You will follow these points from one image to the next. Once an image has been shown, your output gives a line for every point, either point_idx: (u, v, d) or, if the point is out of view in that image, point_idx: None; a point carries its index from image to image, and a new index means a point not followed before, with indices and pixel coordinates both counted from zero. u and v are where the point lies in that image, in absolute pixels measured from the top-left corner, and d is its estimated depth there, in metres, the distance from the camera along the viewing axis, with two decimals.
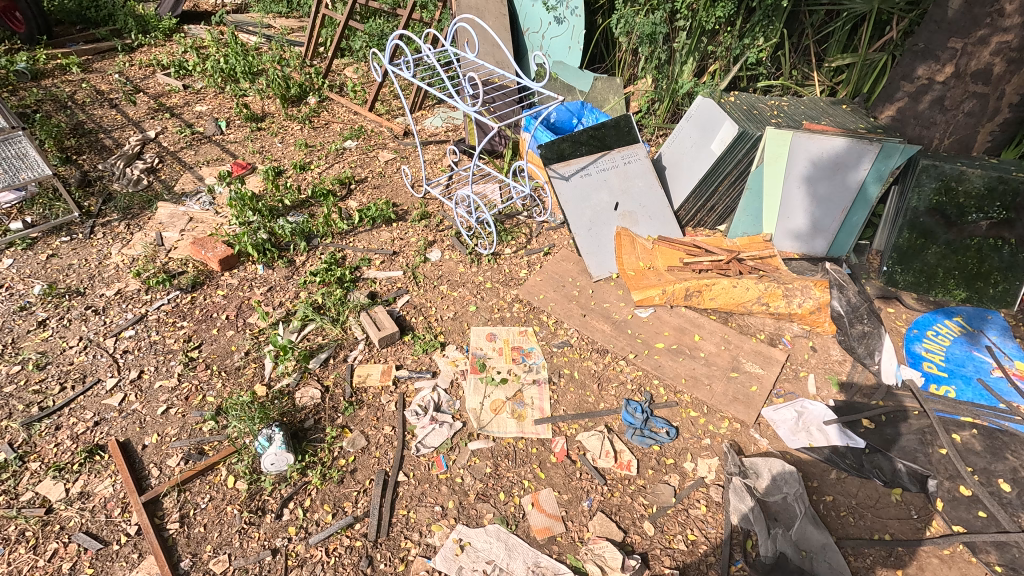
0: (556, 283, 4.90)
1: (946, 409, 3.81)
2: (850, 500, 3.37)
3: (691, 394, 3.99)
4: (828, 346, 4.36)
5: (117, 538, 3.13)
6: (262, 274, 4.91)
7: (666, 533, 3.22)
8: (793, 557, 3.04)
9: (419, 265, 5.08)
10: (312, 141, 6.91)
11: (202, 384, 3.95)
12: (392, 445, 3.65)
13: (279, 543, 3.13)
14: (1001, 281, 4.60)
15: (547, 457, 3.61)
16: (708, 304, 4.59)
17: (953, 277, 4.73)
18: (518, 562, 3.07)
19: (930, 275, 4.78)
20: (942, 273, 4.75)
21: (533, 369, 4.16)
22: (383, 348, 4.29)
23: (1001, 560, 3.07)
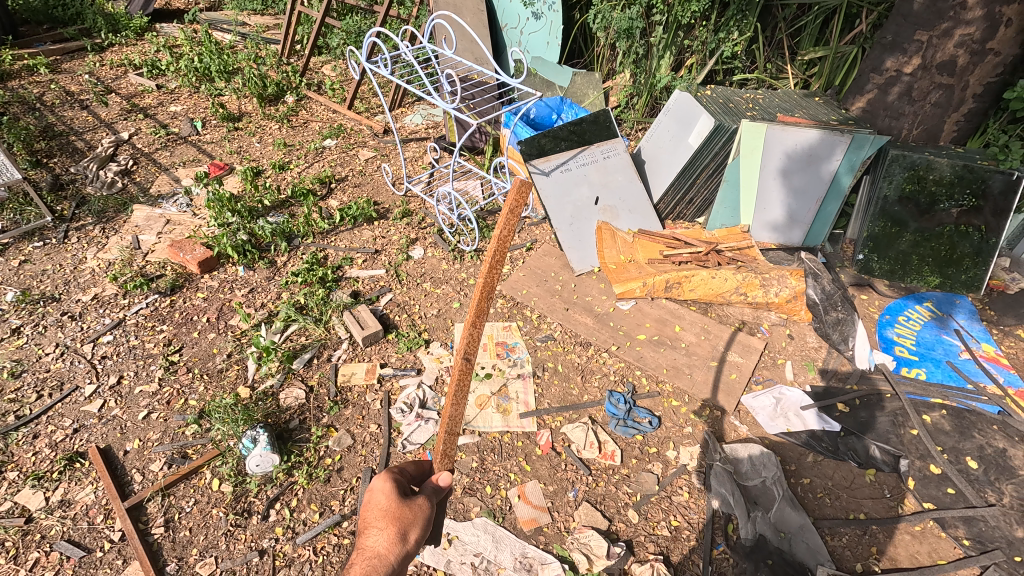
0: (539, 278, 4.95)
1: (917, 391, 3.92)
2: (826, 482, 3.48)
3: (673, 383, 4.07)
4: (804, 333, 4.47)
5: (100, 545, 3.10)
6: (243, 276, 4.87)
7: (650, 520, 3.29)
8: (771, 538, 3.12)
9: (402, 263, 5.09)
10: (291, 140, 6.84)
11: (184, 388, 3.92)
12: (379, 442, 3.66)
13: (266, 544, 3.13)
14: (969, 266, 4.74)
15: (533, 450, 3.66)
16: (688, 295, 4.67)
17: (925, 263, 4.86)
18: (505, 553, 3.12)
19: (903, 262, 4.90)
20: (916, 260, 4.87)
21: (517, 364, 4.20)
22: (367, 346, 4.29)
23: (968, 534, 3.20)
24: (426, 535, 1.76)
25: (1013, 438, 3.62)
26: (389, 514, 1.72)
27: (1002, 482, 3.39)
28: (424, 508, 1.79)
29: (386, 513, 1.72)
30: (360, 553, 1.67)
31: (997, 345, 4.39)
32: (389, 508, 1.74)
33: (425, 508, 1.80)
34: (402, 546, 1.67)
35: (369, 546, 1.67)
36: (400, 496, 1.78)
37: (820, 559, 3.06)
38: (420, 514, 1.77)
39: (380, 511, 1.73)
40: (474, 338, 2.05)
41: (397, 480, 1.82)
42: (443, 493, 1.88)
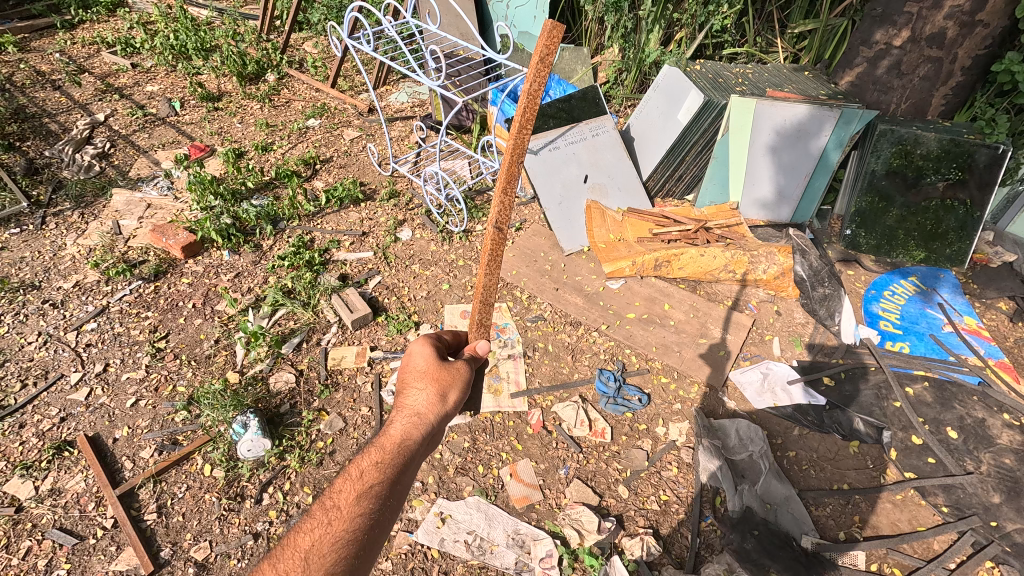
0: (528, 258, 4.92)
1: (901, 363, 3.99)
2: (811, 454, 3.55)
3: (662, 361, 4.11)
4: (792, 309, 4.50)
5: (93, 532, 3.10)
6: (228, 260, 4.80)
7: (640, 495, 3.35)
8: (758, 510, 3.19)
9: (390, 245, 5.03)
10: (273, 120, 6.67)
11: (172, 374, 3.89)
12: (371, 424, 3.67)
13: (261, 527, 3.15)
14: (954, 241, 4.81)
15: (524, 429, 3.69)
16: (676, 274, 4.68)
17: (912, 237, 4.89)
18: (498, 530, 3.17)
19: (890, 237, 4.93)
20: (902, 235, 4.91)
21: (507, 344, 4.20)
22: (357, 329, 4.27)
23: (947, 501, 3.30)
24: (463, 397, 1.90)
25: (992, 408, 3.71)
26: (428, 377, 1.85)
27: (981, 451, 3.48)
28: (462, 371, 1.92)
29: (426, 374, 1.86)
30: (403, 408, 1.82)
31: (979, 317, 4.46)
32: (429, 370, 1.87)
33: (462, 372, 1.92)
34: (442, 405, 1.81)
35: (411, 403, 1.81)
36: (439, 360, 1.90)
37: (804, 528, 3.15)
38: (459, 378, 1.89)
39: (421, 372, 1.86)
40: (505, 208, 1.99)
41: (435, 348, 1.96)
42: (478, 363, 2.03)
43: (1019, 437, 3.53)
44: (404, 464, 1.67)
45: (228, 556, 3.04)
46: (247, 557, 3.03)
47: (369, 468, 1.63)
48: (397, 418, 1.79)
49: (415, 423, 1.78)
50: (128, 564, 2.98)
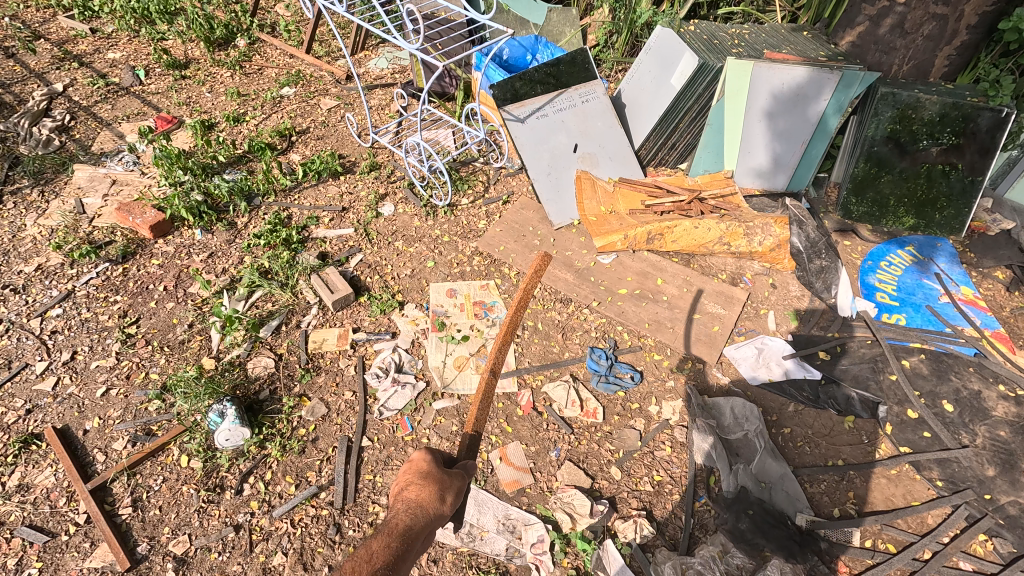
0: (516, 233, 4.73)
1: (897, 336, 3.91)
2: (806, 431, 3.49)
3: (655, 338, 3.99)
4: (787, 282, 4.38)
5: (65, 528, 2.97)
6: (201, 239, 4.55)
7: (632, 476, 3.28)
8: (753, 489, 3.14)
9: (371, 222, 4.80)
10: (245, 89, 6.30)
11: (144, 361, 3.70)
12: (355, 410, 3.54)
13: (242, 519, 3.04)
14: (947, 207, 4.68)
15: (514, 411, 3.58)
16: (669, 247, 4.53)
17: (903, 205, 4.76)
18: (488, 516, 3.09)
19: (881, 205, 4.79)
20: (892, 203, 4.77)
21: (496, 324, 4.06)
22: (338, 311, 4.10)
23: (942, 475, 3.26)
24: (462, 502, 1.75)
25: (988, 380, 3.65)
26: (429, 476, 1.73)
27: (976, 424, 3.43)
28: (462, 477, 1.81)
29: (427, 474, 1.74)
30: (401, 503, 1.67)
31: (976, 287, 4.38)
32: (430, 471, 1.75)
33: (460, 476, 1.82)
34: (444, 502, 1.67)
35: (412, 496, 1.66)
36: (438, 461, 1.81)
37: (798, 506, 3.11)
38: (459, 483, 1.78)
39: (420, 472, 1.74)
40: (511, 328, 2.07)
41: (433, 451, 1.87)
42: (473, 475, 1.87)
43: (1014, 409, 3.49)
44: (404, 559, 1.51)
45: (208, 549, 2.93)
46: (229, 550, 2.93)
47: (375, 556, 1.49)
48: (397, 509, 1.64)
49: (417, 514, 1.62)
50: (103, 560, 2.86)
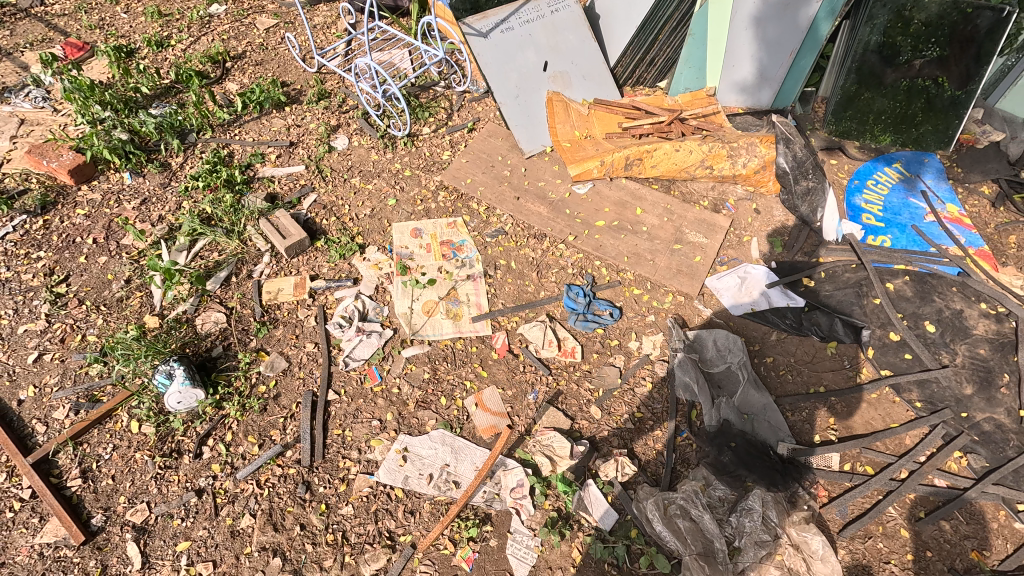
0: (484, 164, 4.35)
1: (882, 258, 3.76)
2: (789, 359, 3.42)
3: (634, 271, 3.78)
4: (771, 207, 4.17)
5: (8, 505, 2.76)
6: (131, 184, 4.07)
7: (613, 414, 3.18)
8: (735, 421, 3.06)
9: (323, 157, 4.34)
10: (167, 8, 5.49)
11: (79, 322, 3.36)
12: (318, 362, 3.31)
13: (203, 483, 2.86)
14: (925, 122, 4.39)
15: (488, 355, 3.39)
16: (649, 173, 4.22)
17: (881, 122, 4.48)
18: (465, 464, 2.98)
19: (861, 119, 4.50)
20: (872, 118, 4.48)
21: (466, 265, 3.78)
22: (293, 258, 3.75)
23: (921, 396, 3.23)
24: None
25: (970, 299, 3.56)
26: None
27: (956, 343, 3.37)
28: None
29: None
30: None
31: (961, 204, 4.22)
32: None
33: None
34: None
35: None
36: None
37: (780, 436, 3.07)
38: None
39: None
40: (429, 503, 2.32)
41: None
42: None
43: (994, 326, 3.42)
44: None
45: (170, 516, 2.76)
46: (192, 515, 2.77)
47: None
48: None
49: None
50: (56, 535, 2.69)
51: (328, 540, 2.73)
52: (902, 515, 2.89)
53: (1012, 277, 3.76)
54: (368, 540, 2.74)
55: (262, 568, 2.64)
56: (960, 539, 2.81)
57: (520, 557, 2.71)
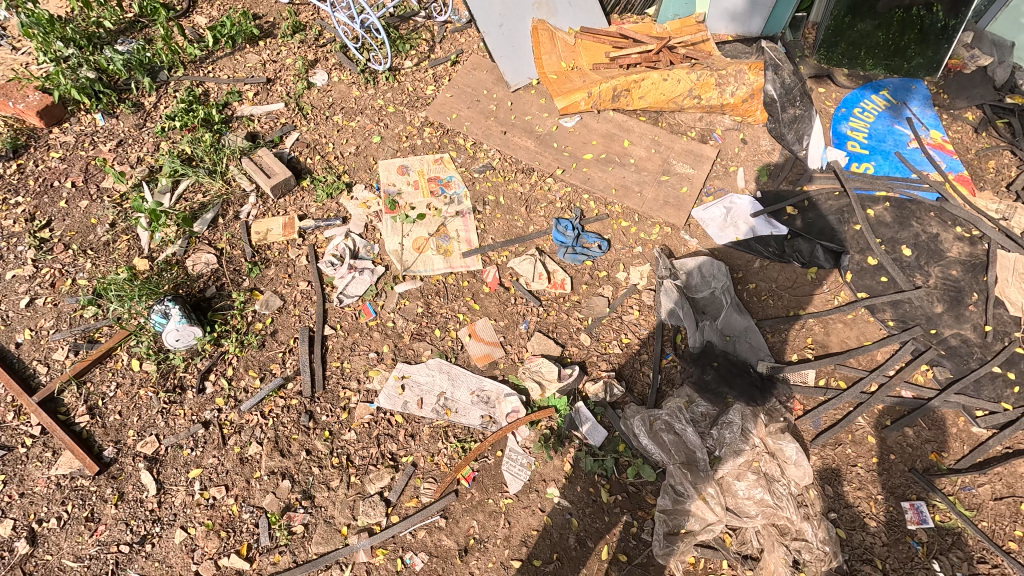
0: (469, 98, 4.25)
1: (864, 185, 3.83)
2: (770, 285, 3.53)
3: (622, 204, 3.81)
4: (758, 136, 4.17)
5: (21, 441, 2.86)
6: (104, 125, 3.93)
7: (601, 341, 3.31)
8: (717, 343, 3.24)
9: (303, 94, 4.20)
10: None
11: (67, 267, 3.34)
12: (312, 300, 3.36)
13: (209, 416, 2.97)
14: (917, 54, 4.38)
15: (480, 289, 3.46)
16: (636, 104, 4.17)
17: (874, 56, 4.42)
18: (461, 389, 3.11)
19: (851, 56, 4.45)
20: (863, 52, 4.42)
21: (454, 201, 3.78)
22: (280, 198, 3.72)
23: (894, 316, 3.38)
24: None
25: (947, 223, 3.66)
26: None
27: (930, 266, 3.50)
28: None
29: None
30: None
31: (945, 131, 4.24)
32: None
33: None
34: None
35: None
36: None
37: (760, 355, 3.24)
38: None
39: None
40: None
41: None
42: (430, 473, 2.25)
43: (967, 249, 3.55)
44: None
45: (180, 447, 2.88)
46: (201, 445, 2.89)
47: None
48: None
49: None
50: (70, 467, 2.80)
51: (334, 463, 2.88)
52: (870, 423, 3.10)
53: (988, 201, 3.81)
54: (372, 461, 2.90)
55: (273, 489, 2.80)
56: (922, 443, 3.05)
57: (515, 473, 2.89)
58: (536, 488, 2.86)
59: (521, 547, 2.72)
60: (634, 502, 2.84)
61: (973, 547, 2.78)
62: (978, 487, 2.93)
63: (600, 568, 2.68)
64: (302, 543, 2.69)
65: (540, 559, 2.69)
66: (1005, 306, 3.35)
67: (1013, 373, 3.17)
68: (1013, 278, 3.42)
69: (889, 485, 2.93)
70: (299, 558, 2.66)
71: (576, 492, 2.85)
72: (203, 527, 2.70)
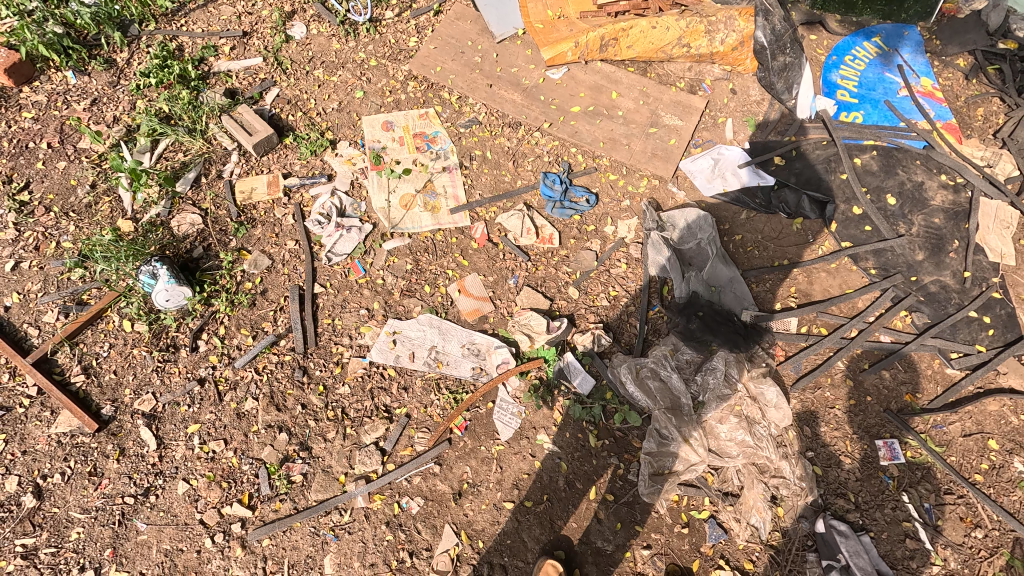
0: (453, 49, 4.13)
1: (852, 135, 3.81)
2: (756, 236, 3.57)
3: (610, 157, 3.79)
4: (747, 86, 4.10)
5: (18, 402, 2.91)
6: (77, 84, 3.81)
7: (590, 294, 3.35)
8: (702, 293, 3.30)
9: (282, 47, 4.06)
10: None
11: (50, 230, 3.30)
12: (301, 259, 3.36)
13: (204, 373, 3.02)
14: (914, 6, 4.29)
15: (469, 245, 3.47)
16: (625, 54, 4.08)
17: (872, 7, 4.30)
18: (452, 343, 3.17)
19: (848, 5, 4.28)
20: (862, 3, 4.28)
21: (441, 157, 3.74)
22: (263, 156, 3.66)
23: (876, 264, 3.44)
24: None
25: (932, 171, 3.68)
26: None
27: (914, 214, 3.53)
28: None
29: None
30: None
31: (936, 78, 4.17)
32: None
33: None
34: None
35: None
36: None
37: (745, 304, 3.31)
38: None
39: None
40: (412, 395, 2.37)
41: None
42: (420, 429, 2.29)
43: (951, 197, 3.58)
44: None
45: (177, 404, 2.94)
46: (198, 402, 2.95)
47: None
48: None
49: None
50: (70, 425, 2.86)
51: (329, 416, 2.96)
52: (848, 367, 3.21)
53: (974, 148, 3.81)
54: (366, 414, 2.98)
55: (271, 442, 2.88)
56: (897, 385, 3.17)
57: (506, 422, 2.99)
58: (526, 435, 2.96)
59: (513, 490, 2.84)
60: (621, 446, 2.96)
61: (941, 480, 2.93)
62: (948, 424, 3.07)
63: (588, 507, 2.82)
64: (302, 491, 2.79)
65: (531, 500, 2.82)
66: (984, 253, 3.42)
67: (989, 317, 3.26)
68: (993, 225, 3.49)
69: (864, 424, 3.06)
70: (300, 504, 2.77)
71: (566, 438, 2.96)
72: (205, 479, 2.79)
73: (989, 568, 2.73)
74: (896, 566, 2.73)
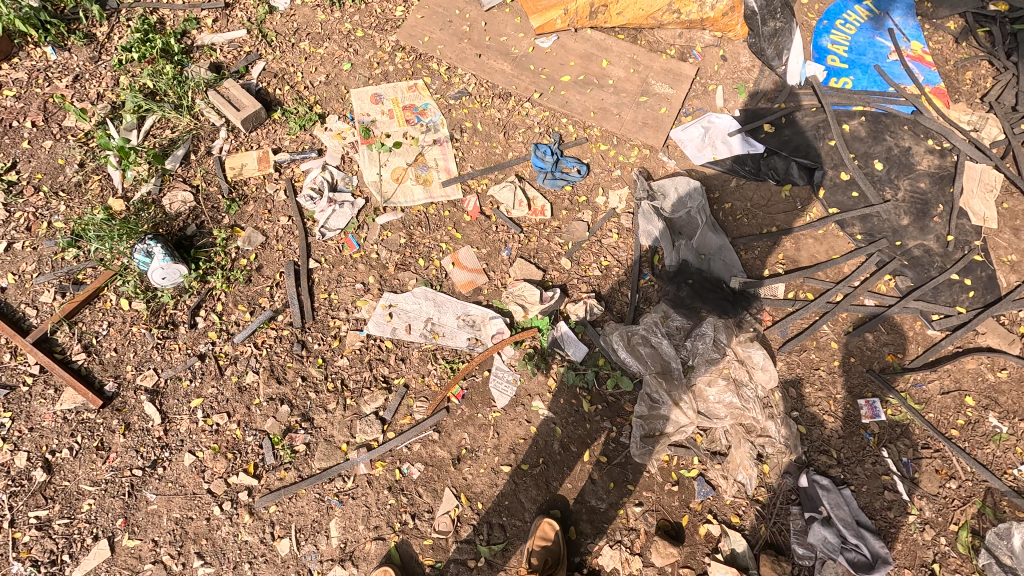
0: (441, 18, 4.06)
1: (841, 101, 3.82)
2: (745, 204, 3.61)
3: (601, 127, 3.79)
4: (738, 52, 4.08)
5: (22, 380, 2.95)
6: (57, 60, 3.73)
7: (582, 264, 3.40)
8: (692, 261, 3.36)
9: (265, 19, 3.99)
10: None
11: (40, 210, 3.29)
12: (295, 235, 3.37)
13: (204, 349, 3.07)
14: None
15: (461, 218, 3.49)
16: (615, 21, 4.03)
17: None
18: (448, 315, 3.23)
19: None
20: None
21: (431, 129, 3.73)
22: (252, 132, 3.63)
23: (862, 230, 3.50)
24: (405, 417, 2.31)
25: (919, 136, 3.71)
26: None
27: (900, 179, 3.58)
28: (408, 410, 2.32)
29: None
30: None
31: (926, 41, 4.15)
32: None
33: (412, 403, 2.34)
34: None
35: None
36: None
37: (734, 272, 3.38)
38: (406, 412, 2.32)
39: None
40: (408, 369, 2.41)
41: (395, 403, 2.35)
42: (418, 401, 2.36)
43: (937, 162, 3.63)
44: None
45: (179, 379, 3.00)
46: (200, 377, 3.01)
47: None
48: None
49: None
50: (74, 402, 2.92)
51: (329, 388, 3.03)
52: (834, 331, 3.30)
53: (961, 113, 3.84)
54: (365, 384, 3.05)
55: (273, 414, 2.96)
56: (880, 346, 3.27)
57: (502, 389, 3.07)
58: (522, 402, 3.05)
59: (510, 454, 2.94)
60: (614, 410, 3.05)
61: (919, 435, 3.07)
62: (928, 383, 3.18)
63: (583, 469, 2.93)
64: (306, 460, 2.89)
65: (528, 463, 2.93)
66: (967, 216, 3.49)
67: (970, 279, 3.36)
68: (978, 188, 3.55)
69: (848, 385, 3.18)
70: (304, 472, 2.87)
71: (560, 404, 3.05)
72: (210, 451, 2.87)
73: (962, 516, 2.88)
74: (874, 517, 2.88)
